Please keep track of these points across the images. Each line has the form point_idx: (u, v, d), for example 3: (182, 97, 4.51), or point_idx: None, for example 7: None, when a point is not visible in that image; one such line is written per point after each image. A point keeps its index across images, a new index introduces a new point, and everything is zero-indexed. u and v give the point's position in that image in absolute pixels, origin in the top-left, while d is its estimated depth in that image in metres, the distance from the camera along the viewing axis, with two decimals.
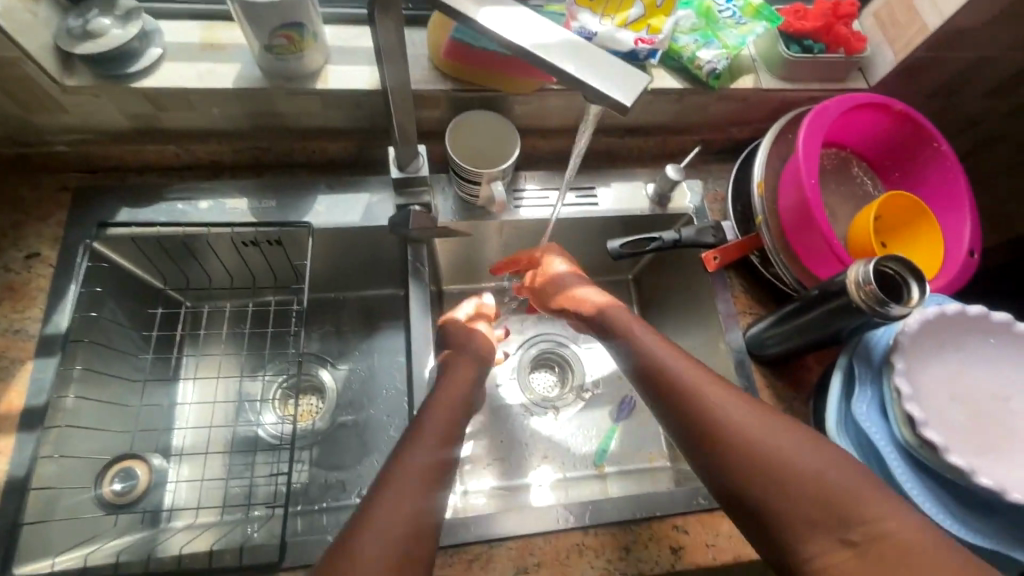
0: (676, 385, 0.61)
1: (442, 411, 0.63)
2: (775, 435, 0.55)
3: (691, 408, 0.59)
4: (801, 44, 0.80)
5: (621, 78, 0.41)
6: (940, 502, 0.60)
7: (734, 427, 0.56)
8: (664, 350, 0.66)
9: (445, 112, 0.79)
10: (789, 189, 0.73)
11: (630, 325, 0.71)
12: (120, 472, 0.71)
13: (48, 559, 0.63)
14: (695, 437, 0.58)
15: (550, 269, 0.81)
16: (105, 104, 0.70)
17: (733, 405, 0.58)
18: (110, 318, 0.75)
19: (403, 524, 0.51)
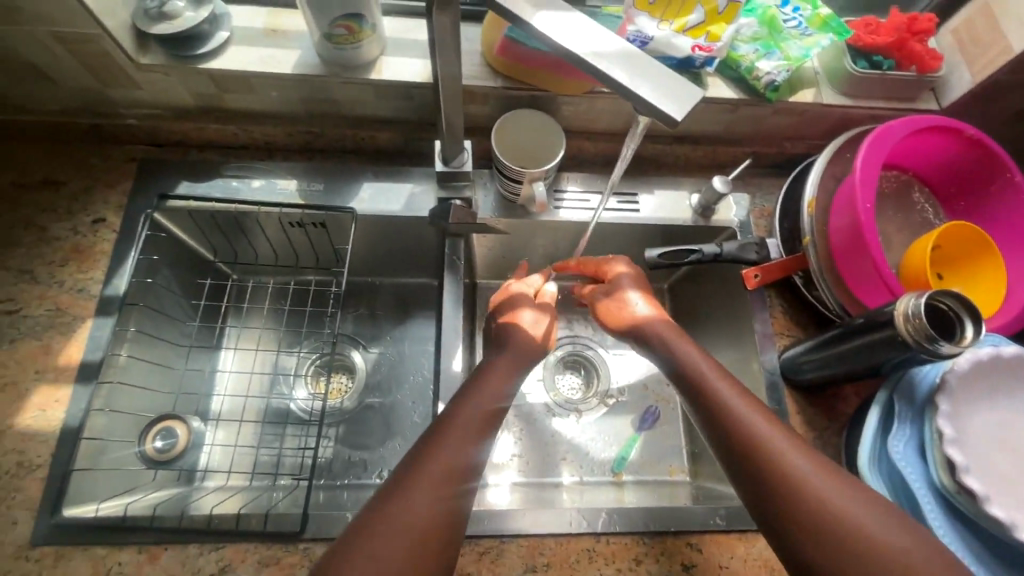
0: (715, 400, 0.62)
1: (481, 402, 0.63)
2: (806, 462, 0.55)
3: (726, 423, 0.60)
4: (869, 59, 0.77)
5: (675, 92, 0.40)
6: (971, 551, 0.57)
7: (767, 446, 0.56)
8: (706, 364, 0.66)
9: (493, 109, 0.79)
10: (842, 212, 0.70)
11: (672, 338, 0.71)
12: (161, 432, 0.74)
13: (94, 504, 0.67)
14: (727, 451, 0.59)
15: (612, 274, 0.80)
16: (173, 83, 0.74)
17: (768, 426, 0.58)
18: (163, 286, 0.79)
19: (430, 515, 0.52)
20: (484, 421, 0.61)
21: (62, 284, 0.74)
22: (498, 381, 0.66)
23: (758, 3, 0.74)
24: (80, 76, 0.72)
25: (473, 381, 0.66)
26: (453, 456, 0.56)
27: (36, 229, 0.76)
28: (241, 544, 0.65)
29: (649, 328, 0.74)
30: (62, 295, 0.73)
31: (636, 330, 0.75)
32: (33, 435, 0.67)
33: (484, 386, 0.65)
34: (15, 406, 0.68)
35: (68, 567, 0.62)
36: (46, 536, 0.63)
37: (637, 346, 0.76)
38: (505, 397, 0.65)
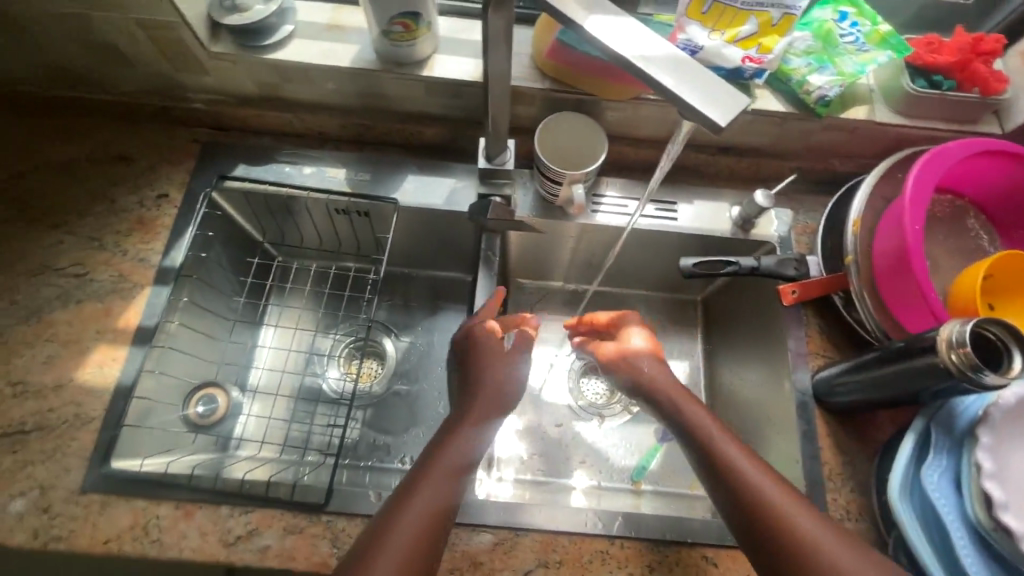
0: (715, 453, 0.63)
1: (483, 405, 0.67)
2: (810, 519, 0.56)
3: (728, 477, 0.61)
4: (929, 79, 0.75)
5: (721, 99, 0.40)
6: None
7: (770, 502, 0.58)
8: (702, 415, 0.68)
9: (539, 111, 0.81)
10: (890, 232, 0.68)
11: (667, 382, 0.73)
12: (201, 398, 0.80)
13: (140, 459, 0.72)
14: (731, 505, 0.60)
15: (619, 321, 0.83)
16: (239, 71, 0.79)
17: (769, 481, 0.59)
18: (214, 261, 0.84)
19: (428, 515, 0.56)
20: (476, 416, 0.66)
21: (126, 253, 0.79)
22: (492, 389, 0.69)
23: (815, 17, 0.74)
24: (157, 60, 0.77)
25: (471, 381, 0.70)
26: (452, 462, 0.60)
27: (106, 200, 0.82)
28: (269, 510, 0.68)
29: (642, 365, 0.75)
30: (125, 263, 0.79)
31: (624, 359, 0.77)
32: (91, 389, 0.72)
33: (481, 389, 0.68)
34: (76, 362, 0.73)
35: (113, 515, 0.66)
36: (96, 484, 0.67)
37: (631, 381, 0.76)
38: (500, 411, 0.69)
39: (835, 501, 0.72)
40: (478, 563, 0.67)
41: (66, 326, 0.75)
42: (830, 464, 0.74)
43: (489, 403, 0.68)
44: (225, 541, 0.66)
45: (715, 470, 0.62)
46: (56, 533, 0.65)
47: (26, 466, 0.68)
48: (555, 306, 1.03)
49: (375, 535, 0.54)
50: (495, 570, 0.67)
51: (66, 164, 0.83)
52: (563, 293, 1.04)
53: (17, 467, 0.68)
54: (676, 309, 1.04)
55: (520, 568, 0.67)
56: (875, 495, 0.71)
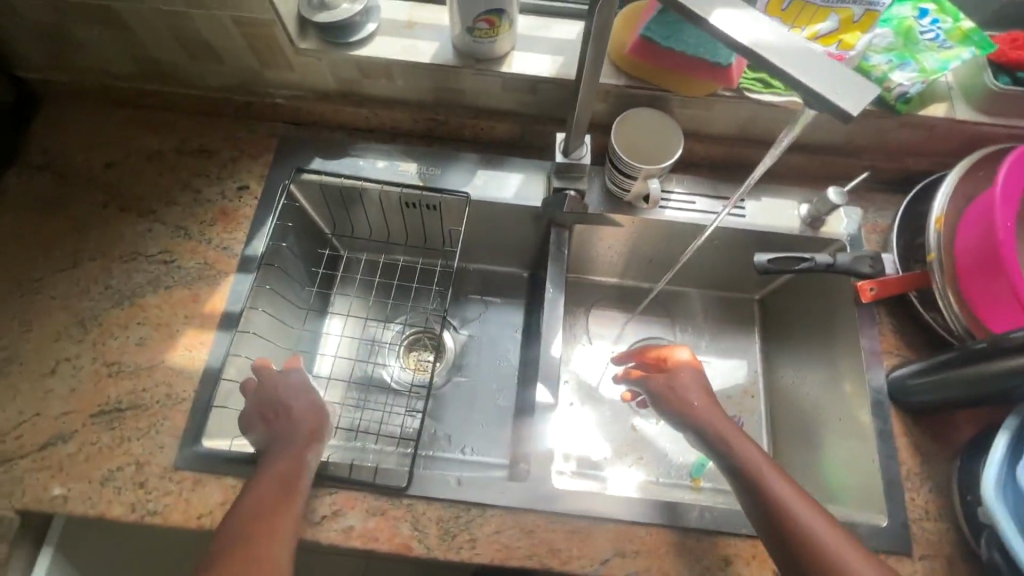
0: (765, 491, 0.63)
1: (295, 434, 0.68)
2: (855, 557, 0.58)
3: (761, 500, 0.62)
4: (1013, 76, 0.74)
5: (849, 88, 0.40)
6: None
7: (817, 541, 0.59)
8: (750, 449, 0.66)
9: (611, 107, 0.81)
10: (974, 231, 0.67)
11: (714, 413, 0.71)
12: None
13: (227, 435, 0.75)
14: (770, 537, 0.61)
15: (670, 355, 0.80)
16: (322, 67, 0.81)
17: (818, 521, 0.60)
18: (291, 251, 0.87)
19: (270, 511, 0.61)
20: (293, 440, 0.67)
21: (210, 242, 0.82)
22: (296, 412, 0.70)
23: (895, 15, 0.75)
24: (243, 57, 0.80)
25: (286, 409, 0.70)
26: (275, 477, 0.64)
27: (190, 192, 0.85)
28: (352, 492, 0.70)
29: (690, 394, 0.74)
30: (210, 251, 0.82)
31: (671, 383, 0.75)
32: (180, 370, 0.75)
33: (295, 409, 0.70)
34: (166, 345, 0.76)
35: (205, 491, 0.69)
36: (189, 461, 0.70)
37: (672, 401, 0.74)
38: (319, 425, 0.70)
39: (914, 500, 0.71)
40: (553, 551, 0.68)
41: (156, 310, 0.78)
42: (907, 464, 0.74)
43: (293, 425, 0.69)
44: (312, 520, 0.68)
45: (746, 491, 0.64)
46: (152, 507, 0.68)
47: (123, 443, 0.71)
48: (607, 303, 1.04)
49: (234, 517, 0.60)
50: (574, 557, 0.68)
51: (152, 156, 0.86)
52: (616, 290, 1.05)
53: (115, 443, 0.71)
54: (732, 307, 1.04)
55: (597, 557, 0.68)
56: (956, 496, 0.70)
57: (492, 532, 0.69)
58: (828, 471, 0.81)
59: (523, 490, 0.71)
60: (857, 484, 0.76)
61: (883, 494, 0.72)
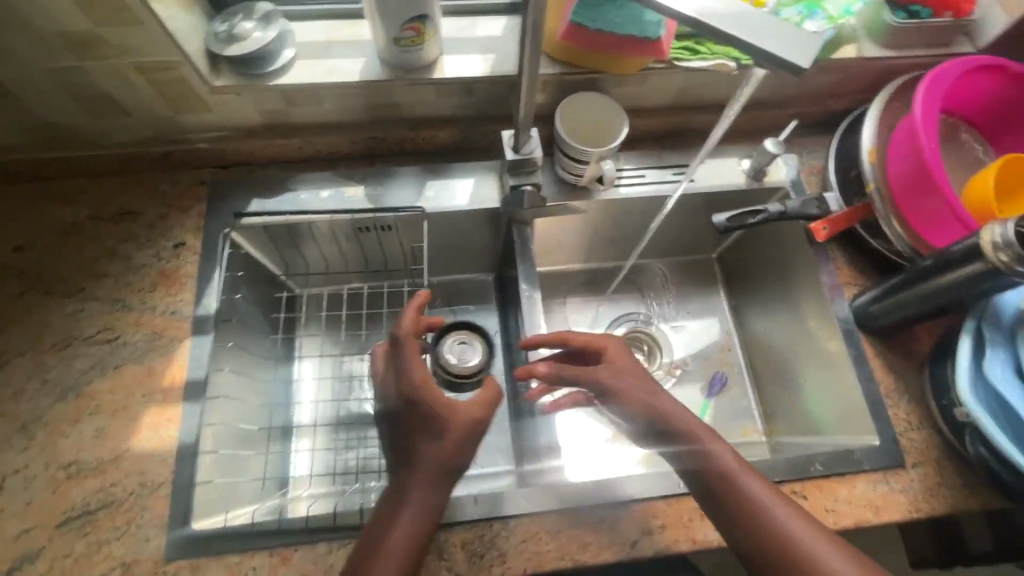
0: (739, 492, 0.62)
1: (431, 466, 0.63)
2: (823, 546, 0.59)
3: (733, 499, 0.62)
4: (907, 10, 0.79)
5: (795, 41, 0.41)
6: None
7: (789, 535, 0.59)
8: (723, 450, 0.65)
9: (550, 96, 0.81)
10: (903, 157, 0.72)
11: (681, 412, 0.68)
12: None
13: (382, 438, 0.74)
14: (740, 534, 0.62)
15: (607, 345, 0.74)
16: (243, 103, 0.76)
17: (786, 513, 0.61)
18: (246, 302, 0.82)
19: (416, 523, 0.60)
20: (429, 471, 0.63)
21: (155, 308, 0.75)
22: (450, 434, 0.65)
23: None
24: (153, 105, 0.74)
25: (429, 414, 0.65)
26: (412, 523, 0.60)
27: (120, 260, 0.78)
28: None
29: (625, 387, 0.70)
30: (157, 319, 0.75)
31: (618, 375, 0.71)
32: (150, 455, 0.68)
33: (426, 442, 0.65)
34: (128, 429, 0.69)
35: None
36: (180, 549, 0.64)
37: (622, 393, 0.70)
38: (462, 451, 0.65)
39: (898, 415, 0.76)
40: (583, 545, 0.68)
41: (108, 396, 0.71)
42: (885, 383, 0.78)
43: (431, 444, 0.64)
44: None
45: (716, 491, 0.63)
46: None
47: (101, 547, 0.64)
48: (579, 289, 1.05)
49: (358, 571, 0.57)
50: (604, 547, 0.68)
51: (68, 229, 0.78)
52: (584, 275, 1.05)
53: (92, 550, 0.64)
54: (694, 270, 1.07)
55: (626, 540, 0.69)
56: (932, 403, 0.75)
57: (520, 541, 0.68)
58: (815, 405, 0.86)
59: (542, 493, 0.70)
60: (845, 411, 0.80)
61: (870, 416, 0.76)
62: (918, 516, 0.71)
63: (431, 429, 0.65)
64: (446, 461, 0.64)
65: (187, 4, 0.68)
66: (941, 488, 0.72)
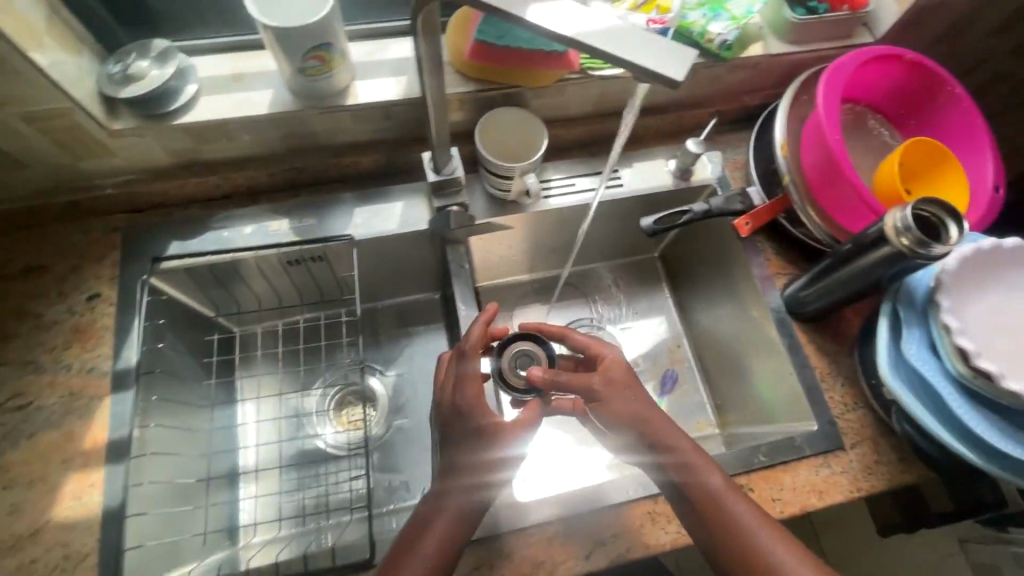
0: (725, 513, 0.63)
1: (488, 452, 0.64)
2: (785, 549, 0.61)
3: (717, 519, 0.63)
4: (806, 7, 0.82)
5: (667, 53, 0.41)
6: (1012, 436, 0.58)
7: (758, 544, 0.61)
8: (709, 471, 0.65)
9: (470, 113, 0.81)
10: (813, 149, 0.74)
11: (675, 432, 0.67)
12: (520, 360, 0.76)
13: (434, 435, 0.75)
14: (720, 551, 0.63)
15: (602, 355, 0.71)
16: (147, 144, 0.73)
17: (754, 521, 0.62)
18: (172, 350, 0.78)
19: (448, 532, 0.62)
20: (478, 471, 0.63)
21: (71, 367, 0.72)
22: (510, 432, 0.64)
23: None
24: (50, 153, 0.70)
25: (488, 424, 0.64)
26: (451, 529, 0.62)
27: (30, 319, 0.73)
28: None
29: (610, 399, 0.68)
30: (73, 378, 0.71)
31: (610, 384, 0.68)
32: (74, 524, 0.64)
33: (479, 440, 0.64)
34: (48, 500, 0.65)
35: None
36: None
37: (610, 404, 0.68)
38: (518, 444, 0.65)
39: (833, 398, 0.78)
40: (538, 563, 0.68)
41: (24, 467, 0.67)
42: (819, 367, 0.80)
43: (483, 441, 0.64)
44: None
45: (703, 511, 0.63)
46: None
47: None
48: (527, 300, 1.04)
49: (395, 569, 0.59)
50: (559, 563, 0.68)
51: None
52: (532, 285, 1.05)
53: None
54: (639, 271, 1.09)
55: (580, 553, 0.69)
56: (864, 384, 0.78)
57: (475, 567, 0.67)
58: (759, 394, 0.88)
59: (495, 515, 0.69)
60: (785, 399, 0.82)
61: (807, 402, 0.78)
62: (858, 496, 0.73)
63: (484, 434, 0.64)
64: (491, 469, 0.63)
65: (74, 47, 0.64)
66: (878, 465, 0.74)
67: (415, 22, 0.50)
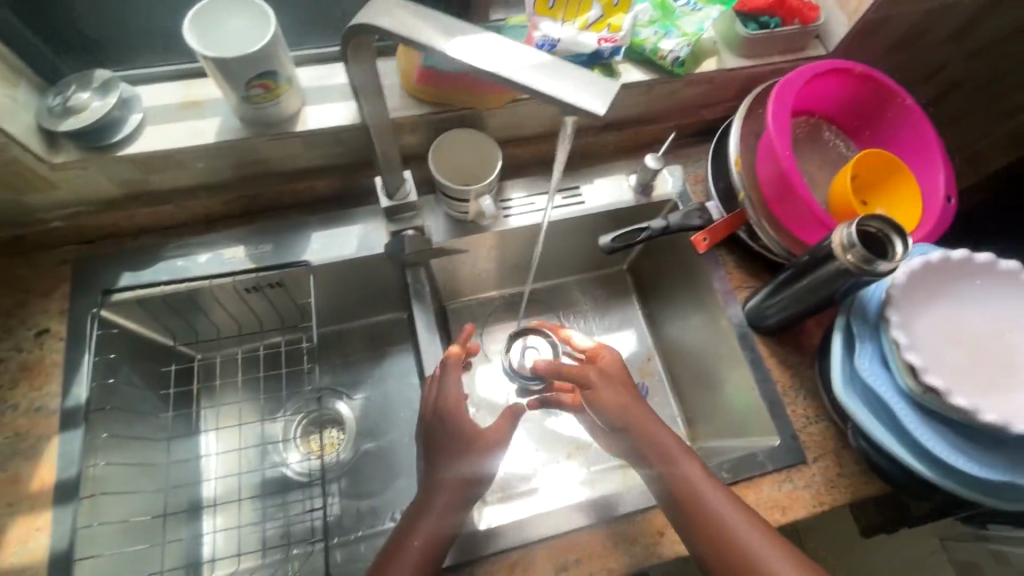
0: (699, 501, 0.64)
1: (453, 485, 0.68)
2: (769, 549, 0.61)
3: (693, 505, 0.64)
4: (758, 22, 0.82)
5: (591, 86, 0.41)
6: (962, 450, 0.59)
7: (733, 533, 0.62)
8: (693, 468, 0.66)
9: (425, 135, 0.80)
10: (765, 164, 0.75)
11: (656, 426, 0.69)
12: (527, 352, 0.94)
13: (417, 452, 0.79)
14: (696, 538, 0.63)
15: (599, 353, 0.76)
16: (92, 176, 0.71)
17: (739, 518, 0.63)
18: (126, 384, 0.77)
19: (425, 552, 0.64)
20: (447, 496, 0.68)
21: (18, 406, 0.70)
22: (470, 450, 0.71)
23: None
24: None
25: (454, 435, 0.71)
26: (421, 557, 0.64)
27: None
28: None
29: (602, 390, 0.71)
30: (21, 417, 0.70)
31: (602, 373, 0.72)
32: (19, 572, 0.63)
33: (442, 460, 0.70)
34: None
35: None
36: None
37: (601, 390, 0.71)
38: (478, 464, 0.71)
39: (796, 411, 0.79)
40: None
41: None
42: (782, 381, 0.81)
43: (446, 458, 0.70)
44: None
45: (680, 498, 0.65)
46: None
47: None
48: (496, 317, 1.04)
49: None
50: None
51: None
52: (500, 302, 1.05)
53: None
54: (608, 284, 1.09)
55: None
56: (826, 396, 0.78)
57: None
58: (725, 408, 0.88)
59: (457, 543, 0.69)
60: (749, 413, 0.82)
61: (769, 417, 0.78)
62: (821, 510, 0.73)
63: (451, 446, 0.71)
64: (456, 487, 0.69)
65: (9, 82, 0.63)
66: (840, 477, 0.75)
67: (342, 57, 0.49)
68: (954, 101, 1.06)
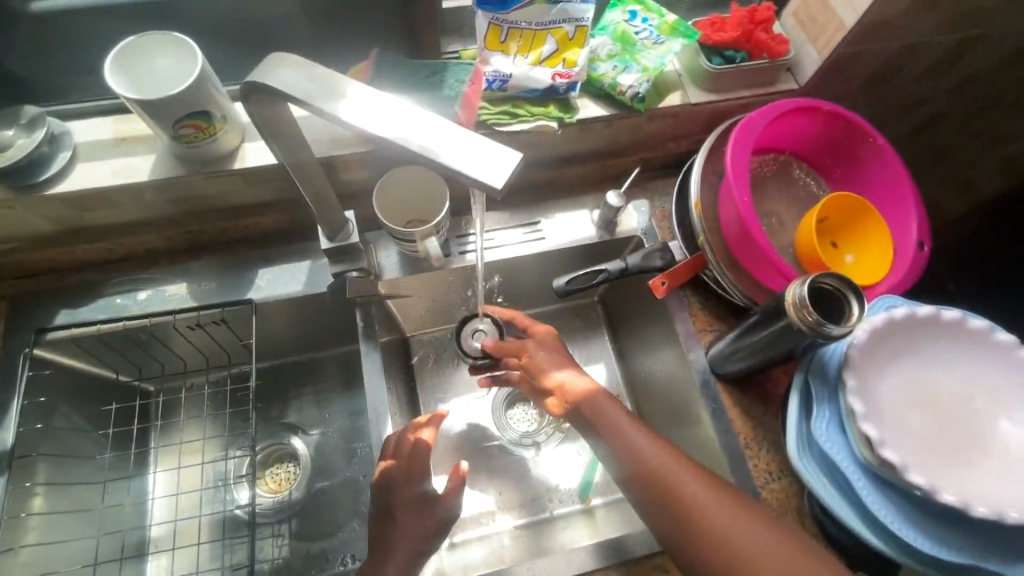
0: (674, 490, 0.60)
1: (406, 544, 0.64)
2: (755, 530, 0.57)
3: (671, 494, 0.60)
4: (723, 55, 0.78)
5: (489, 158, 0.39)
6: (922, 529, 0.55)
7: (711, 519, 0.58)
8: (658, 450, 0.63)
9: (375, 170, 0.78)
10: (725, 208, 0.71)
11: (612, 409, 0.66)
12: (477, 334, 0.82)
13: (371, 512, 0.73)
14: (677, 529, 0.59)
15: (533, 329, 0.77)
16: (23, 214, 0.69)
17: (734, 515, 0.58)
18: (62, 425, 0.75)
19: None
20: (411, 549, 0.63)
21: None
22: (415, 511, 0.67)
23: (608, 23, 0.78)
24: None
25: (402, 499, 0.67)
26: None
27: None
28: None
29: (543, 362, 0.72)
30: None
31: (545, 348, 0.73)
32: None
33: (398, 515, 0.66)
34: None
35: None
36: None
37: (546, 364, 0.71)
38: (429, 523, 0.66)
39: (758, 466, 0.75)
40: None
41: None
42: (744, 433, 0.77)
43: (412, 527, 0.65)
44: None
45: (654, 486, 0.61)
46: None
47: None
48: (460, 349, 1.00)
49: None
50: None
51: None
52: None
53: None
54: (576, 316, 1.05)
55: None
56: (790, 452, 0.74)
57: None
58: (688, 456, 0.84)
59: None
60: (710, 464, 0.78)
61: (731, 472, 0.74)
62: None
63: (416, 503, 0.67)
64: (406, 550, 0.63)
65: None
66: None
67: (255, 125, 0.48)
68: (938, 132, 1.02)
